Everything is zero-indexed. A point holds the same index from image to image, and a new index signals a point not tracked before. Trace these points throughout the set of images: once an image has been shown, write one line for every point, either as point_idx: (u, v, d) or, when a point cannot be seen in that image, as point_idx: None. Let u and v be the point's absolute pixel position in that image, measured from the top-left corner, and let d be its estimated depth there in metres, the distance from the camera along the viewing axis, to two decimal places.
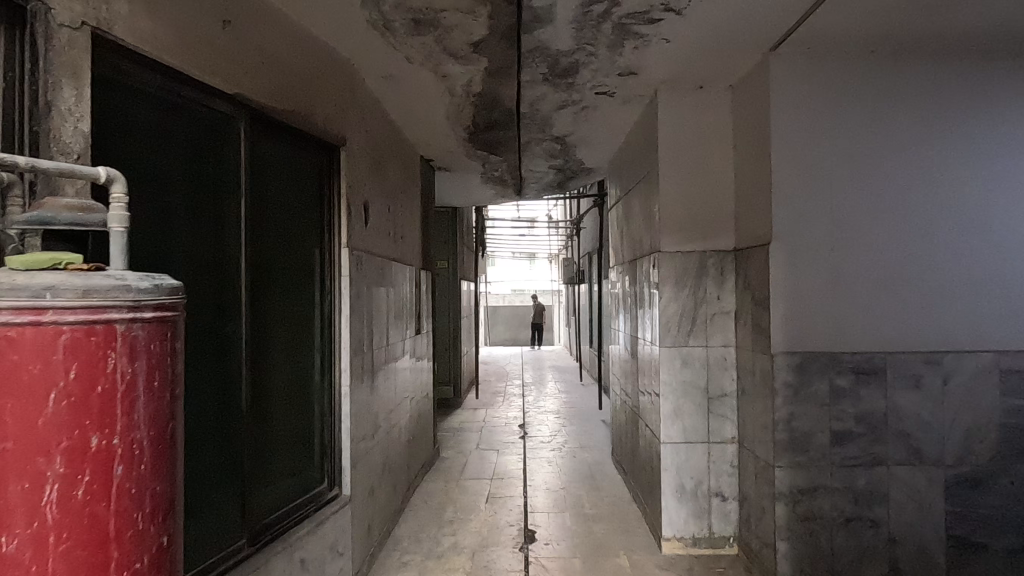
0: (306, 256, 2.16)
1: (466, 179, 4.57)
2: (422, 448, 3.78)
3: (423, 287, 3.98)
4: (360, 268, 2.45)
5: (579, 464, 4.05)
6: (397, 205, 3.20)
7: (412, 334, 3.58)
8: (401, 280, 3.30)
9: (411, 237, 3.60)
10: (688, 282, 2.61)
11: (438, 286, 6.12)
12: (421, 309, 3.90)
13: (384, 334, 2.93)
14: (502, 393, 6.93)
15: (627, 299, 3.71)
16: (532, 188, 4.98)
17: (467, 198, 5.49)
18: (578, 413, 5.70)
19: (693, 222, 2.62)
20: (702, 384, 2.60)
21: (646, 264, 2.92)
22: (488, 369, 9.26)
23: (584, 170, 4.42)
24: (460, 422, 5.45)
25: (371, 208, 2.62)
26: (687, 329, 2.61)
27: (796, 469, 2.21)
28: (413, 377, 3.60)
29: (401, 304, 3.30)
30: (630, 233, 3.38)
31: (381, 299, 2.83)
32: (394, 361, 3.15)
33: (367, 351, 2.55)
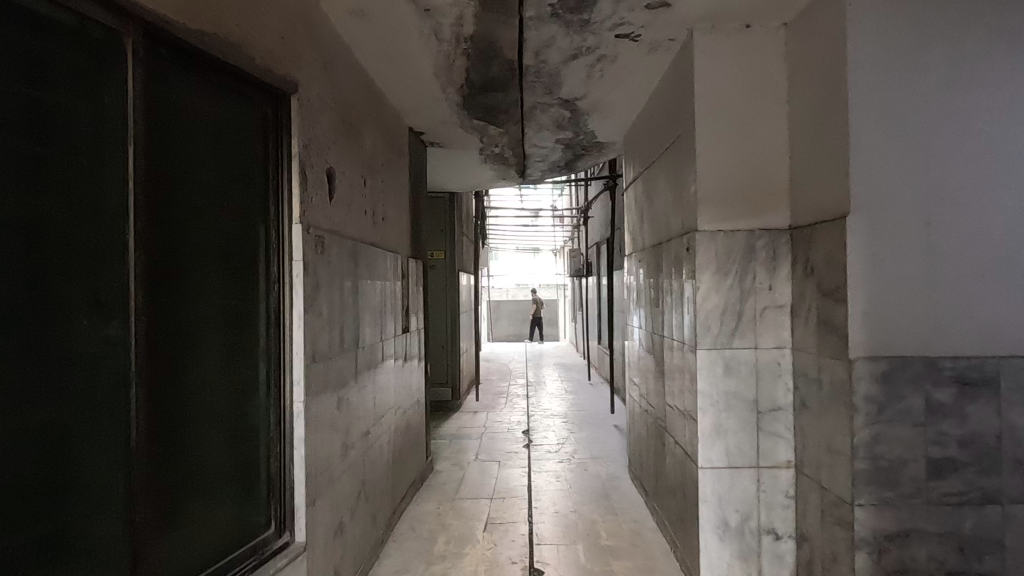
0: (244, 234, 1.65)
1: (463, 157, 4.07)
2: (412, 465, 3.29)
3: (413, 279, 3.47)
4: (324, 254, 1.95)
5: (593, 480, 3.55)
6: (378, 181, 2.70)
7: (398, 334, 3.08)
8: (384, 269, 2.80)
9: (397, 221, 3.10)
10: (732, 268, 2.10)
11: (435, 278, 5.62)
12: (410, 304, 3.40)
13: (361, 335, 2.44)
14: (505, 394, 6.43)
15: (647, 291, 3.21)
16: (538, 168, 4.48)
17: (465, 181, 4.99)
18: (588, 416, 5.20)
19: (738, 195, 2.12)
20: (751, 395, 2.10)
21: (676, 249, 2.42)
22: (491, 367, 8.76)
23: (595, 145, 3.92)
24: (458, 428, 4.95)
25: (338, 179, 2.12)
26: (731, 327, 2.11)
27: (883, 510, 1.70)
28: (400, 383, 3.10)
29: (383, 300, 2.80)
30: (653, 214, 2.87)
31: (355, 292, 2.34)
32: (375, 366, 2.66)
33: (334, 357, 2.05)
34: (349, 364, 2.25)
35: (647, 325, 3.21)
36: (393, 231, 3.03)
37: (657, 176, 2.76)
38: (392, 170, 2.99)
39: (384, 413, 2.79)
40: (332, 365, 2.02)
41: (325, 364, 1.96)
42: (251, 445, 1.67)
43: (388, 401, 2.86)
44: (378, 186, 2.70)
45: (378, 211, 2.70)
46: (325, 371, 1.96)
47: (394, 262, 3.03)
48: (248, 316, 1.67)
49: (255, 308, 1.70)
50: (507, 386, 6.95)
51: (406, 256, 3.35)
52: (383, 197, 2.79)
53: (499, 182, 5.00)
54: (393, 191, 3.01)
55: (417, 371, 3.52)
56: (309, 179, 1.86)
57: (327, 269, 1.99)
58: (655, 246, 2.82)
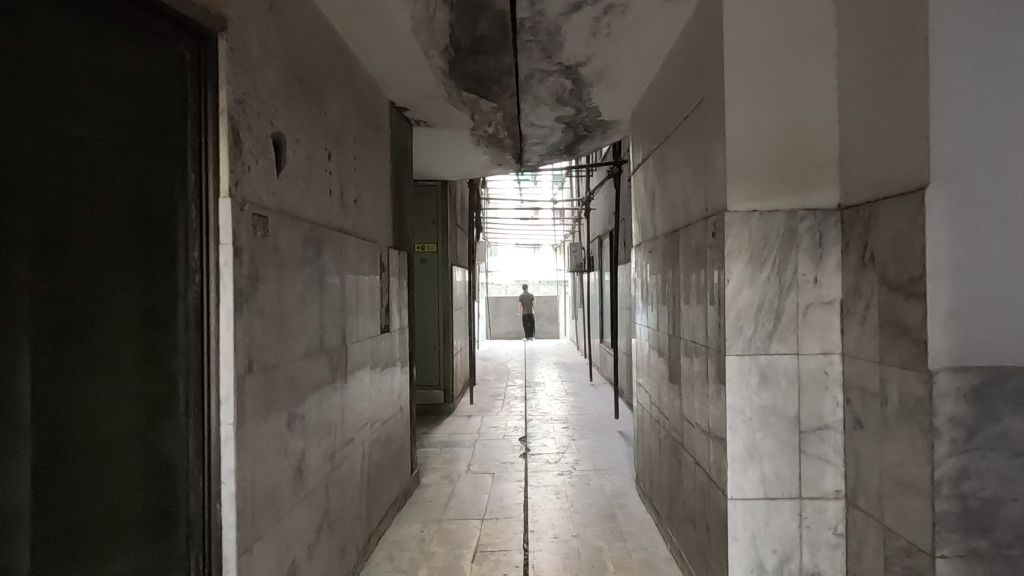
0: (150, 210, 1.27)
1: (453, 138, 3.69)
2: (392, 481, 2.92)
3: (395, 274, 3.10)
4: (268, 238, 1.58)
5: (596, 498, 3.19)
6: (349, 157, 2.33)
7: (376, 334, 2.71)
8: (358, 261, 2.44)
9: (375, 207, 2.73)
10: (769, 256, 1.73)
11: (427, 273, 5.25)
12: (391, 301, 3.02)
13: (328, 338, 2.07)
14: (501, 396, 6.06)
15: (658, 285, 2.84)
16: (536, 152, 4.11)
17: (457, 168, 4.61)
18: (591, 422, 4.84)
19: (777, 168, 1.75)
20: (792, 411, 1.73)
21: (697, 234, 2.04)
22: (487, 366, 8.40)
23: (600, 125, 3.55)
24: (450, 435, 4.58)
25: (291, 148, 1.75)
26: (767, 328, 1.73)
27: (973, 563, 1.33)
28: (378, 390, 2.73)
29: (356, 298, 2.43)
30: (668, 199, 2.50)
31: (319, 287, 1.97)
32: (346, 374, 2.29)
33: (285, 363, 1.68)
34: (309, 373, 1.88)
35: (658, 326, 2.84)
36: (370, 218, 2.65)
37: (672, 154, 2.39)
38: (368, 148, 2.62)
39: (358, 427, 2.42)
40: (281, 375, 1.65)
41: (271, 374, 1.59)
42: (166, 481, 1.30)
43: (362, 413, 2.49)
44: (349, 163, 2.32)
45: (349, 193, 2.33)
46: (271, 383, 1.59)
47: (371, 254, 2.65)
48: (158, 315, 1.29)
49: (170, 305, 1.32)
50: (504, 387, 6.59)
51: (388, 247, 2.98)
52: (356, 177, 2.42)
53: (495, 169, 4.63)
54: (369, 172, 2.64)
55: (400, 375, 3.16)
56: (245, 143, 1.48)
57: (273, 256, 1.61)
58: (671, 235, 2.45)
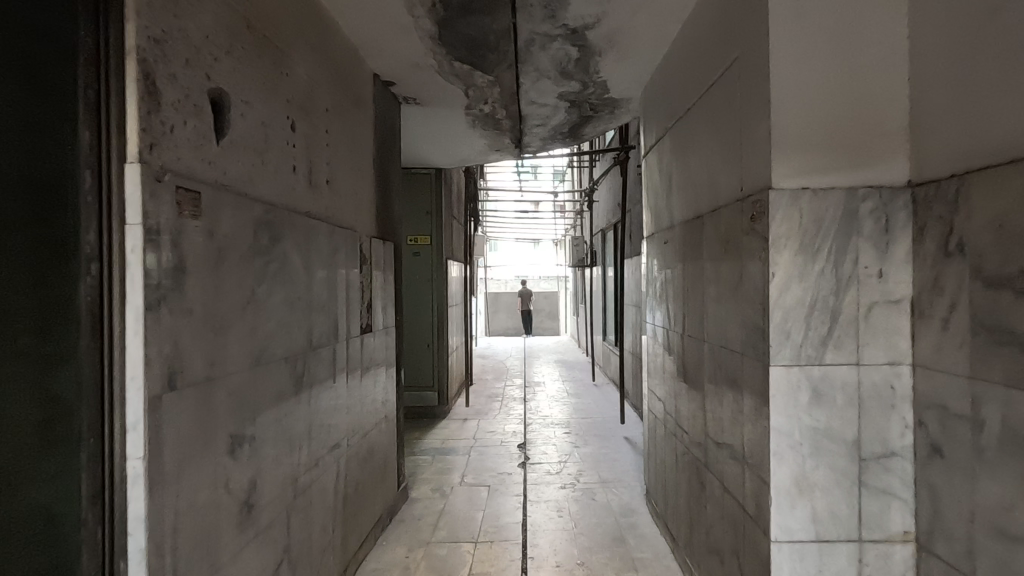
0: (23, 174, 0.94)
1: (446, 117, 3.37)
2: (375, 499, 2.61)
3: (380, 268, 2.78)
4: (201, 217, 1.26)
5: (602, 516, 2.88)
6: (320, 130, 2.01)
7: (355, 336, 2.39)
8: (332, 251, 2.12)
9: (355, 191, 2.42)
10: (823, 244, 1.41)
11: (420, 266, 4.92)
12: (375, 298, 2.70)
13: (292, 342, 1.75)
14: (500, 397, 5.75)
15: (674, 281, 2.52)
16: (537, 135, 3.78)
17: (453, 153, 4.30)
18: (594, 427, 4.52)
19: (832, 135, 1.42)
20: (850, 435, 1.41)
21: (728, 218, 1.72)
22: (486, 365, 8.08)
23: (607, 104, 3.23)
24: (443, 441, 4.27)
25: (235, 109, 1.42)
26: (821, 331, 1.41)
27: None
28: (357, 398, 2.41)
29: (331, 294, 2.11)
30: (688, 181, 2.18)
31: (278, 280, 1.65)
32: (316, 383, 1.97)
33: (227, 375, 1.36)
34: (265, 386, 1.56)
35: (673, 327, 2.52)
36: (348, 202, 2.33)
37: (695, 127, 2.07)
38: (346, 122, 2.30)
39: (331, 443, 2.10)
40: (221, 391, 1.34)
41: (206, 390, 1.27)
42: (47, 539, 0.97)
43: (337, 427, 2.17)
44: (319, 137, 2.00)
45: (319, 171, 2.01)
46: (206, 400, 1.27)
47: (349, 243, 2.33)
48: (36, 317, 0.96)
49: (54, 304, 0.99)
50: (502, 388, 6.28)
51: (371, 236, 2.67)
52: (329, 154, 2.10)
53: (493, 154, 4.31)
54: (347, 151, 2.31)
55: (385, 377, 2.84)
56: (167, 95, 1.16)
57: (209, 241, 1.29)
58: (692, 222, 2.13)
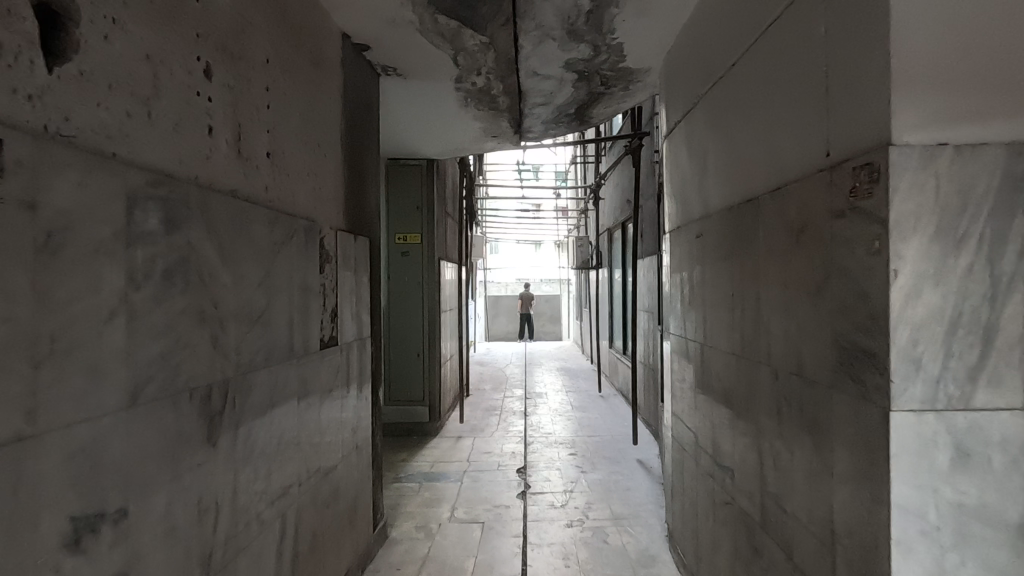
0: None
1: (433, 93, 2.91)
2: (340, 551, 2.13)
3: (350, 268, 2.31)
4: (5, 179, 0.79)
5: (617, 567, 2.40)
6: (255, 84, 1.54)
7: (313, 352, 1.92)
8: (276, 246, 1.65)
9: (312, 172, 1.95)
10: (971, 229, 0.94)
11: (409, 267, 4.45)
12: (342, 304, 2.23)
13: (205, 369, 1.27)
14: (498, 411, 5.28)
15: (704, 285, 2.06)
16: (540, 117, 3.32)
17: (445, 140, 3.84)
18: (603, 447, 4.05)
19: (981, 64, 0.95)
20: (1014, 517, 0.94)
21: (804, 196, 1.25)
22: (483, 373, 7.60)
23: (622, 75, 2.76)
24: (433, 464, 3.79)
25: (89, 24, 0.95)
26: (968, 359, 0.94)
27: None
28: (315, 430, 1.94)
29: (275, 300, 1.64)
30: (731, 155, 1.72)
31: (178, 281, 1.18)
32: (250, 418, 1.50)
33: (67, 426, 0.89)
34: (150, 433, 1.08)
35: (703, 341, 2.05)
36: (302, 185, 1.86)
37: (743, 83, 1.60)
38: (298, 83, 1.83)
39: (273, 493, 1.63)
40: (53, 452, 0.86)
41: (15, 457, 0.80)
42: None
43: (283, 470, 1.69)
44: (255, 94, 1.53)
45: (255, 140, 1.54)
46: (14, 471, 0.80)
47: (304, 236, 1.86)
48: None
49: None
50: (500, 400, 5.79)
51: (338, 230, 2.20)
52: (271, 120, 1.64)
53: (489, 141, 3.84)
54: (300, 120, 1.85)
55: (357, 399, 2.37)
56: None
57: (24, 220, 0.82)
58: (738, 206, 1.66)
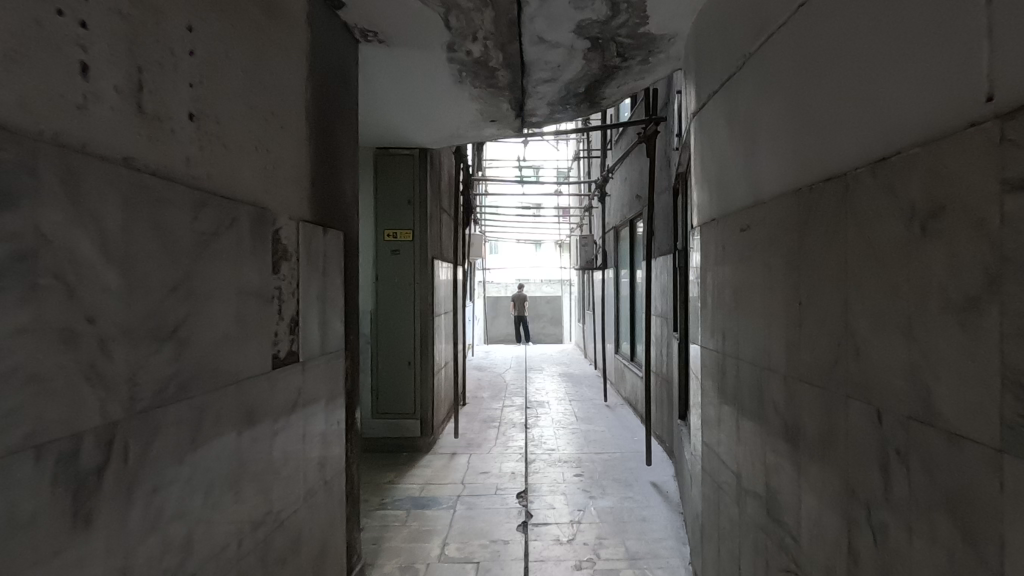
0: None
1: (422, 65, 2.52)
2: None
3: (318, 267, 1.91)
4: None
5: None
6: (171, 16, 1.14)
7: (262, 373, 1.52)
8: (204, 238, 1.26)
9: (264, 147, 1.56)
10: None
11: (399, 268, 4.05)
12: (305, 310, 1.83)
13: (73, 410, 0.88)
14: (496, 423, 4.88)
15: (747, 290, 1.67)
16: (545, 97, 2.93)
17: (438, 125, 3.45)
18: (612, 468, 3.65)
19: None
20: None
21: (941, 162, 0.86)
22: (481, 379, 7.19)
23: (642, 43, 2.37)
24: (423, 487, 3.40)
25: None
26: None
27: None
28: (267, 469, 1.55)
29: (202, 308, 1.25)
30: (799, 122, 1.33)
31: (16, 286, 0.79)
32: (161, 469, 1.10)
33: None
34: None
35: (747, 359, 1.66)
36: (247, 162, 1.47)
37: (823, 23, 1.21)
38: (243, 32, 1.44)
39: (199, 563, 1.23)
40: None
41: None
42: None
43: (217, 530, 1.30)
44: (171, 32, 1.14)
45: (170, 95, 1.15)
46: None
47: (250, 226, 1.47)
48: None
49: None
50: (499, 410, 5.39)
51: (300, 220, 1.80)
52: (198, 73, 1.24)
53: (488, 127, 3.45)
54: (245, 79, 1.45)
55: (326, 425, 1.97)
56: None
57: None
58: (812, 187, 1.26)
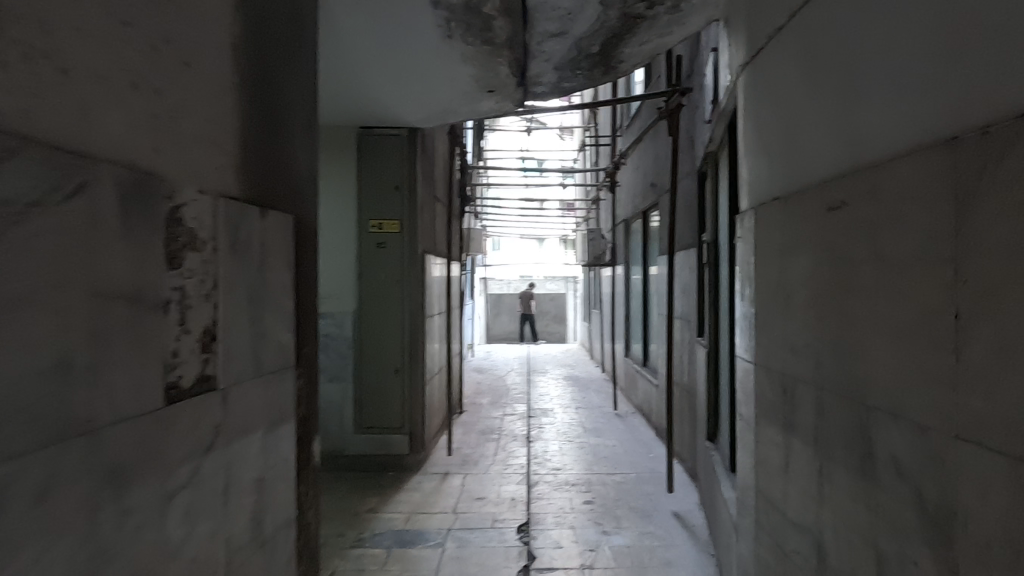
0: None
1: (402, 12, 2.05)
2: None
3: (251, 259, 1.43)
4: None
5: None
6: None
7: (145, 414, 1.05)
8: (14, 212, 0.78)
9: (154, 84, 1.08)
10: None
11: (385, 263, 3.58)
12: (230, 318, 1.35)
13: None
14: (495, 436, 4.41)
15: (831, 292, 1.20)
16: (552, 58, 2.45)
17: (428, 97, 2.97)
18: (627, 493, 3.18)
19: None
20: None
21: None
22: (481, 383, 6.72)
23: None
24: (408, 517, 2.93)
25: None
26: None
27: None
28: (157, 552, 1.07)
29: (5, 325, 0.77)
30: (960, 29, 0.84)
31: None
32: None
33: None
34: None
35: (833, 391, 1.17)
36: (117, 101, 0.99)
37: None
38: None
39: None
40: None
41: None
42: None
43: None
44: None
45: None
46: None
47: (121, 197, 0.99)
48: None
49: None
50: (499, 420, 4.90)
51: (222, 196, 1.32)
52: None
53: (485, 98, 2.97)
54: None
55: (265, 468, 1.49)
56: None
57: None
58: (986, 133, 0.78)
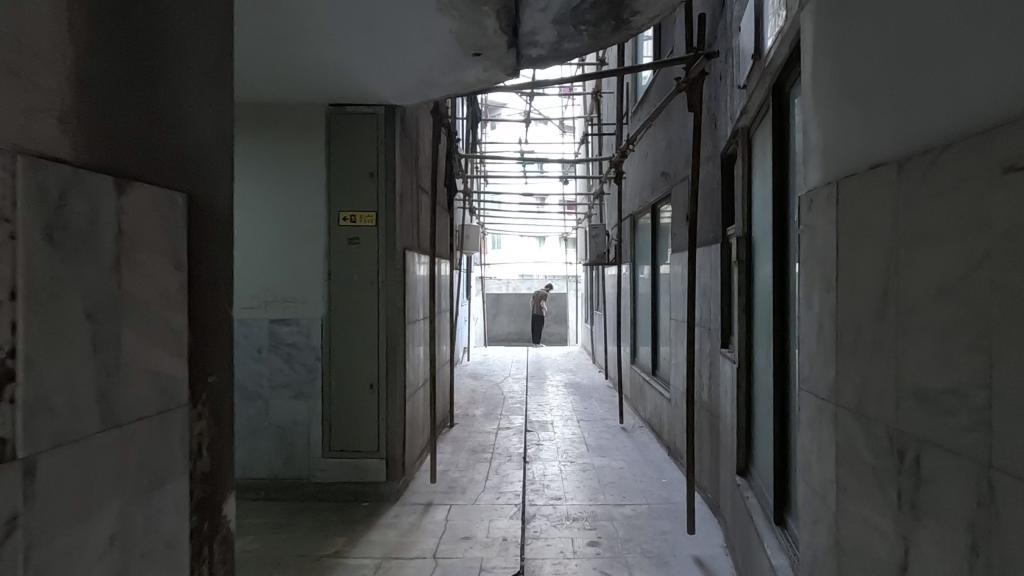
0: None
1: None
2: None
3: (94, 253, 0.95)
4: None
5: None
6: None
7: None
8: None
9: None
10: None
11: (359, 261, 3.10)
12: (48, 344, 0.86)
13: None
14: (489, 455, 3.93)
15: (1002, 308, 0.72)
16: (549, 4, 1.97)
17: (404, 62, 2.49)
18: (639, 532, 2.70)
19: None
20: None
21: None
22: (476, 390, 6.24)
23: None
24: (378, 565, 2.44)
25: None
26: None
27: None
28: None
29: None
30: None
31: None
32: None
33: None
34: None
35: (1017, 474, 0.68)
36: None
37: None
38: None
39: None
40: None
41: None
42: None
43: None
44: None
45: None
46: None
47: None
48: None
49: None
50: (493, 435, 4.42)
51: (26, 155, 0.83)
52: None
53: (471, 64, 2.49)
54: None
55: (125, 565, 1.01)
56: None
57: None
58: None
